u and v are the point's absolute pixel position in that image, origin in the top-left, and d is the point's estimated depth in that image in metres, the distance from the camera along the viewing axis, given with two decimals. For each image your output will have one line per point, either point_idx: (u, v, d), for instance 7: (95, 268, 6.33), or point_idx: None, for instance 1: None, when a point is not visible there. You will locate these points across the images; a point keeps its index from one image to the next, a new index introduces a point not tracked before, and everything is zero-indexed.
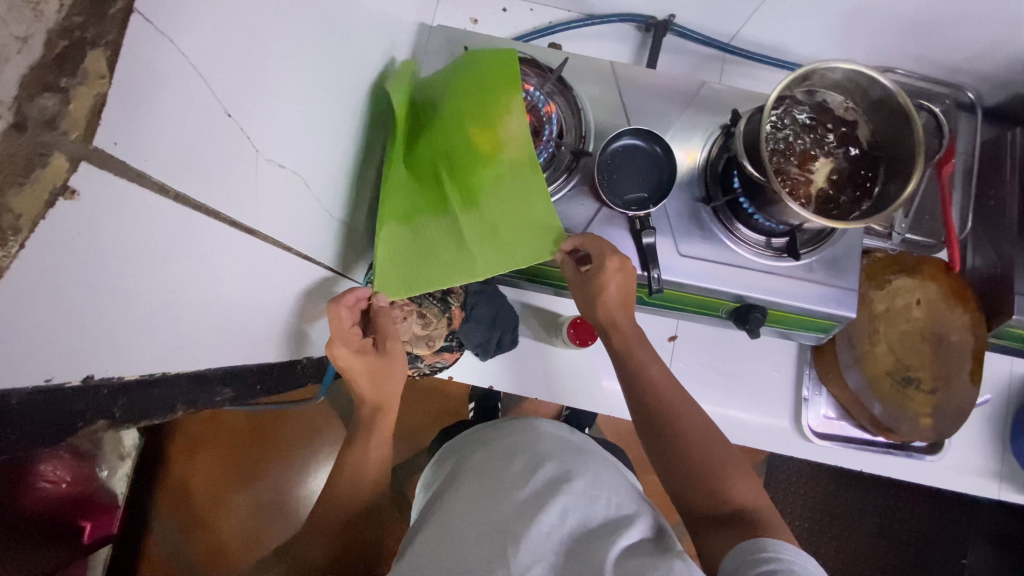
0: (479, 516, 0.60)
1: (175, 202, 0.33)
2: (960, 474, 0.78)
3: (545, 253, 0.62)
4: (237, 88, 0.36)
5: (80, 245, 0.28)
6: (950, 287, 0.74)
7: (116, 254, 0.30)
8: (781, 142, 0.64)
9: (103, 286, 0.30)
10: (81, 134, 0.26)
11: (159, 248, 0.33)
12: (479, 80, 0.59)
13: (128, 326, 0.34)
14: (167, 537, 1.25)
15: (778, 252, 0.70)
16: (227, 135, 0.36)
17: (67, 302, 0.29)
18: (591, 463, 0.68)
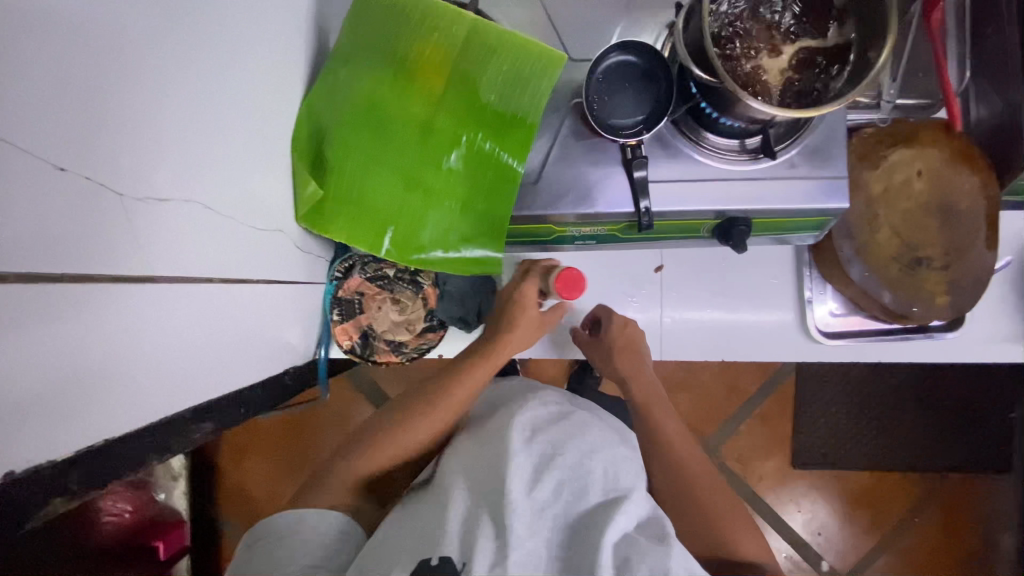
0: (467, 487, 0.57)
1: (5, 283, 0.28)
2: (986, 345, 0.74)
3: (530, 73, 0.59)
4: (91, 143, 0.32)
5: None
6: (955, 149, 0.67)
7: None
8: (733, 33, 0.56)
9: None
10: None
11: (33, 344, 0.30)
12: (381, 79, 0.60)
13: (41, 424, 0.32)
14: (238, 538, 1.32)
15: (753, 154, 0.64)
16: (87, 196, 0.32)
17: None
18: (589, 426, 0.64)
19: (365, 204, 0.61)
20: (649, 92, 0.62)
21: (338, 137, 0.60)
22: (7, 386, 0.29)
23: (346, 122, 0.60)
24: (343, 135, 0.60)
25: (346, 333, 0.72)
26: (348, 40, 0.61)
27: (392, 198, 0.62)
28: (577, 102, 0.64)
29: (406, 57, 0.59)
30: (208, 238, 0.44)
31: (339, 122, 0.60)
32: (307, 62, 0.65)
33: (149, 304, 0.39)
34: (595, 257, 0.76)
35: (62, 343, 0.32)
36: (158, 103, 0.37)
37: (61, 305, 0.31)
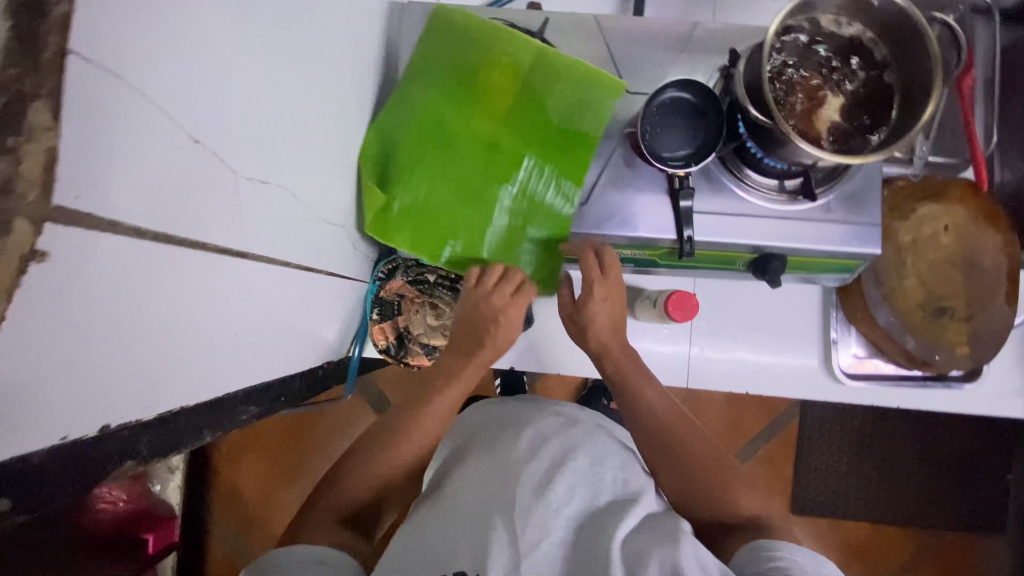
0: (477, 496, 0.56)
1: (153, 244, 0.29)
2: (1002, 399, 0.76)
3: (600, 98, 0.61)
4: (219, 119, 0.34)
5: (77, 315, 0.26)
6: (979, 209, 0.70)
7: (106, 321, 0.28)
8: (786, 79, 0.59)
9: (103, 349, 0.29)
10: (40, 193, 0.22)
11: (149, 303, 0.31)
12: (452, 101, 0.63)
13: (138, 383, 0.33)
14: (228, 540, 1.30)
15: (792, 195, 0.67)
16: (214, 172, 0.34)
17: (73, 374, 0.27)
18: (596, 437, 0.63)
19: (427, 217, 0.65)
20: (701, 127, 0.65)
21: (407, 154, 0.63)
22: (126, 342, 0.30)
23: (416, 140, 0.63)
24: (412, 153, 0.63)
25: (383, 334, 0.74)
26: (421, 61, 0.64)
27: (454, 211, 0.65)
28: (629, 131, 0.67)
29: (477, 84, 0.63)
30: (289, 223, 0.46)
31: (408, 140, 0.63)
32: (376, 72, 0.68)
33: (240, 282, 0.41)
34: (628, 281, 0.78)
35: (173, 308, 0.33)
36: (269, 93, 0.40)
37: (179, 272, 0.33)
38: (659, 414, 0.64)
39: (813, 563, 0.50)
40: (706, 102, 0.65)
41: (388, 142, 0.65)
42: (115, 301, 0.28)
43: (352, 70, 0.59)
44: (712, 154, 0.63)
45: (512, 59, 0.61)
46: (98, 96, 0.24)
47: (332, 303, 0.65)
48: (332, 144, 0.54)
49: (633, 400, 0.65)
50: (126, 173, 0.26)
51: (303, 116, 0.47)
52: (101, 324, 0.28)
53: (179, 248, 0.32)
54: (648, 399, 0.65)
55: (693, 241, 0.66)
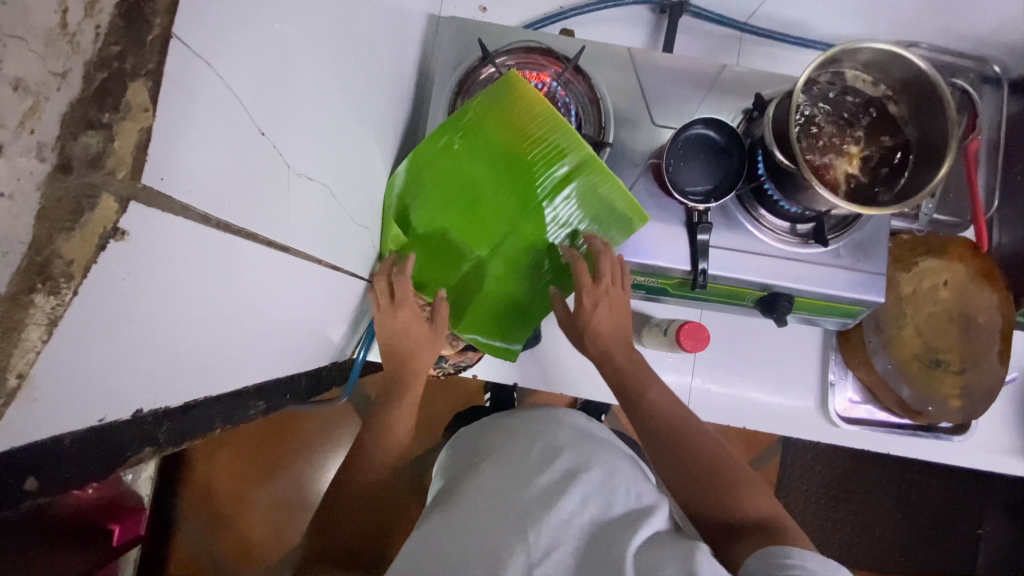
0: (490, 510, 0.56)
1: (216, 230, 0.29)
2: (986, 453, 0.78)
3: (631, 218, 0.63)
4: (279, 113, 0.34)
5: (137, 296, 0.26)
6: (978, 267, 0.73)
7: (160, 304, 0.28)
8: (810, 127, 0.62)
9: (153, 331, 0.28)
10: (129, 172, 0.22)
11: (200, 291, 0.31)
12: (484, 172, 0.60)
13: (173, 369, 0.33)
14: (195, 535, 1.26)
15: (804, 238, 0.69)
16: (271, 165, 0.34)
17: (120, 355, 0.27)
18: (610, 454, 0.65)
19: (441, 269, 0.67)
20: (723, 164, 0.66)
21: (430, 203, 0.63)
22: (173, 326, 0.30)
23: (440, 192, 0.63)
24: (434, 204, 0.63)
25: (374, 295, 0.66)
26: (468, 113, 0.58)
27: (467, 274, 0.67)
28: (652, 162, 0.69)
29: (519, 164, 0.59)
30: (325, 221, 0.46)
31: (433, 191, 0.63)
32: (409, 79, 0.68)
33: (277, 276, 0.40)
34: (636, 307, 0.79)
35: (219, 297, 0.33)
36: (322, 92, 0.40)
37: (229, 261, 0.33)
38: (663, 414, 0.64)
39: (829, 568, 0.46)
40: (730, 140, 0.66)
41: (413, 182, 0.63)
42: (171, 286, 0.28)
43: (390, 76, 0.59)
44: (731, 193, 0.65)
45: (546, 141, 0.57)
46: (190, 80, 0.24)
47: (345, 304, 0.64)
48: (367, 147, 0.55)
49: (640, 402, 0.65)
50: (202, 157, 0.26)
51: (347, 117, 0.47)
52: (156, 307, 0.27)
53: (236, 237, 0.31)
54: (654, 402, 0.65)
55: (707, 274, 0.67)
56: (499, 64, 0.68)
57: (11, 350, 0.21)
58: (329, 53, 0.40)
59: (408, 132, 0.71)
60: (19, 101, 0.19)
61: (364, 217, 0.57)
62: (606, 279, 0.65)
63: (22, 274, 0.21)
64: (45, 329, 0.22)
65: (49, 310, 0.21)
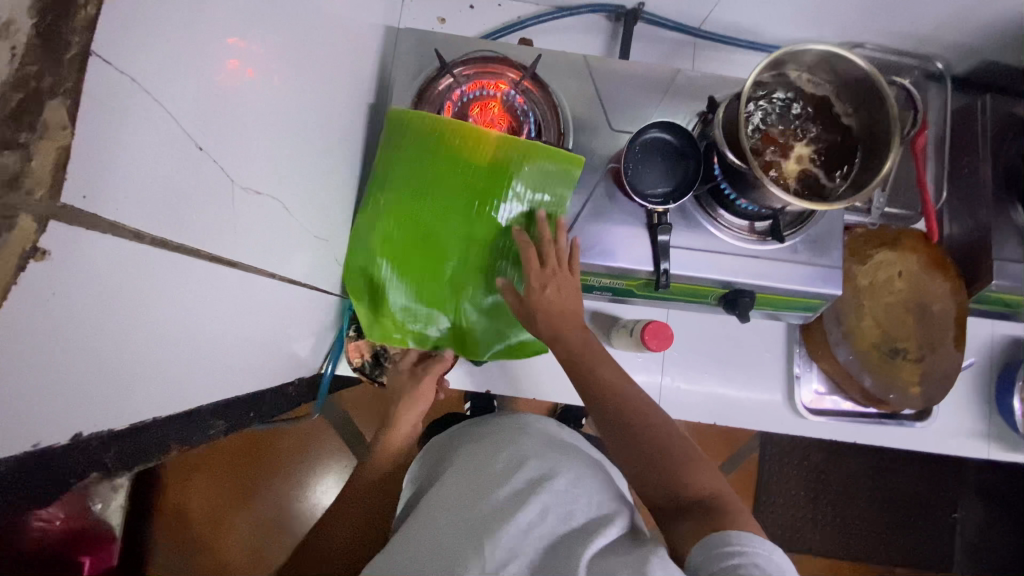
0: (456, 522, 0.57)
1: (150, 247, 0.29)
2: (950, 438, 0.80)
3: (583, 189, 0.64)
4: (221, 128, 0.34)
5: (64, 316, 0.25)
6: (931, 257, 0.76)
7: (96, 324, 0.27)
8: (759, 128, 0.64)
9: (87, 351, 0.28)
10: (48, 190, 0.22)
11: (138, 310, 0.30)
12: (435, 189, 0.63)
13: (114, 394, 0.32)
14: (170, 562, 1.23)
15: (762, 235, 0.70)
16: (213, 181, 0.33)
17: (51, 378, 0.26)
18: (576, 461, 0.65)
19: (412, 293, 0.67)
20: (679, 166, 0.68)
21: (390, 236, 0.65)
22: (110, 345, 0.29)
23: (397, 223, 0.64)
24: (394, 236, 0.65)
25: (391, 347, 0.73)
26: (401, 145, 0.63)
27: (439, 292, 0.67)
28: (612, 166, 0.70)
29: (461, 172, 0.63)
30: (279, 236, 0.46)
31: (390, 224, 0.65)
32: (368, 92, 0.69)
33: (225, 294, 0.40)
34: (605, 310, 0.80)
35: (160, 314, 0.32)
36: (268, 107, 0.40)
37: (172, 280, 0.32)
38: (618, 394, 0.62)
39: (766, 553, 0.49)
40: (686, 143, 0.68)
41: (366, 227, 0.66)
42: (105, 304, 0.27)
43: (345, 89, 0.60)
44: (687, 194, 0.66)
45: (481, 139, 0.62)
46: (116, 98, 0.24)
47: (308, 319, 0.63)
48: (323, 160, 0.54)
49: (594, 382, 0.63)
50: (130, 173, 0.26)
51: (299, 131, 0.47)
52: (86, 327, 0.27)
53: (173, 253, 0.31)
54: (603, 376, 0.62)
55: (669, 274, 0.68)
56: (457, 75, 0.68)
57: None
58: (275, 67, 0.40)
59: (369, 145, 0.71)
60: None
61: (323, 231, 0.57)
62: (552, 259, 0.62)
63: None
64: None
65: None
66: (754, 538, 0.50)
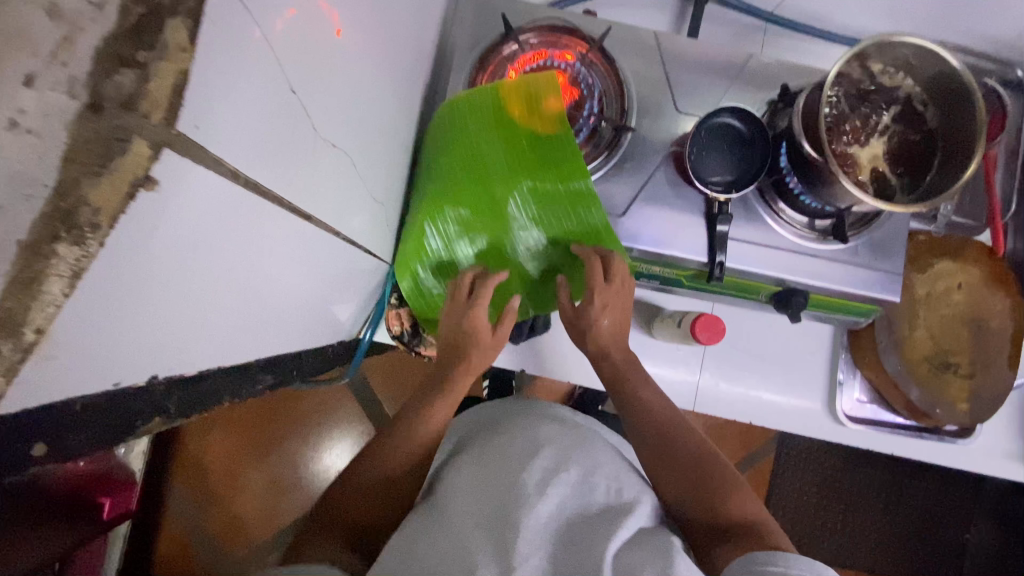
0: (481, 503, 0.58)
1: (243, 188, 0.27)
2: (989, 458, 0.78)
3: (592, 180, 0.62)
4: (311, 73, 0.32)
5: (158, 254, 0.24)
6: (993, 271, 0.73)
7: (181, 266, 0.26)
8: (836, 122, 0.61)
9: (173, 294, 0.27)
10: (164, 117, 0.20)
11: (218, 254, 0.29)
12: (473, 169, 0.62)
13: (187, 342, 0.31)
14: (185, 511, 1.25)
15: (821, 234, 0.68)
16: (300, 130, 0.32)
17: (136, 317, 0.25)
18: (590, 445, 0.66)
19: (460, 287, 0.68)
20: (745, 154, 0.65)
21: (434, 223, 0.63)
22: (192, 290, 0.28)
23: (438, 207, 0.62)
24: (442, 218, 0.63)
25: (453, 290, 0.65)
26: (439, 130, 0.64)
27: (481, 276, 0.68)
28: (674, 150, 0.67)
29: (503, 139, 0.61)
30: (344, 194, 0.44)
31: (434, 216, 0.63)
32: (430, 53, 0.66)
33: (293, 244, 0.39)
34: (647, 299, 0.78)
35: (236, 263, 0.31)
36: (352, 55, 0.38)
37: (252, 228, 0.31)
38: (654, 414, 0.67)
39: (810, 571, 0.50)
40: (751, 130, 0.65)
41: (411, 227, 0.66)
42: (191, 248, 0.26)
43: (411, 46, 0.57)
44: (752, 184, 0.64)
45: (521, 110, 0.60)
46: (230, 28, 0.23)
47: (354, 283, 0.62)
48: (387, 117, 0.52)
49: (629, 398, 0.69)
50: (234, 110, 0.24)
51: (373, 83, 0.45)
52: (176, 270, 0.26)
53: (259, 199, 0.30)
54: (642, 396, 0.69)
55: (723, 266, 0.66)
56: (522, 41, 0.65)
57: (30, 301, 0.19)
58: (360, 11, 0.38)
59: (424, 109, 0.69)
60: (54, 29, 0.17)
61: (378, 192, 0.55)
62: (617, 279, 0.65)
63: (45, 218, 0.19)
64: (69, 282, 0.20)
65: (74, 260, 0.20)
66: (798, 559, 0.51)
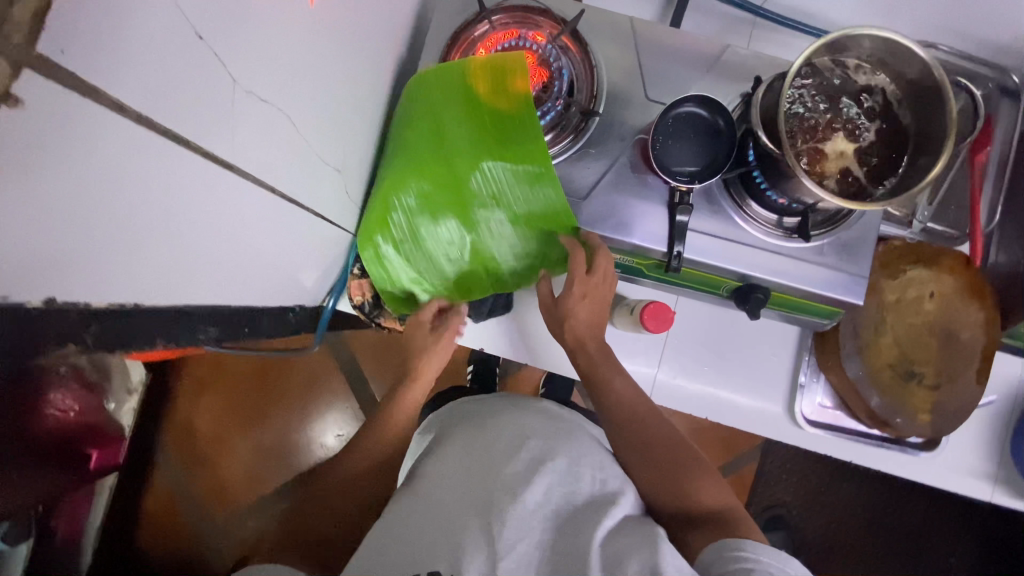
0: (476, 497, 0.61)
1: (135, 122, 0.29)
2: (954, 474, 0.76)
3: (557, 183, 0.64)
4: (231, 25, 0.33)
5: (42, 176, 0.25)
6: (968, 282, 0.71)
7: (67, 193, 0.27)
8: (800, 115, 0.60)
9: (67, 217, 0.28)
10: (24, 38, 0.22)
11: (115, 185, 0.30)
12: (436, 141, 0.63)
13: (92, 269, 0.33)
14: (171, 470, 1.29)
15: (787, 232, 0.67)
16: (210, 77, 0.33)
17: (23, 236, 0.26)
18: (575, 436, 0.68)
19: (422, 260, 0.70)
20: (710, 145, 0.65)
21: (396, 193, 0.64)
22: (89, 219, 0.30)
23: (400, 178, 0.64)
24: (403, 188, 0.64)
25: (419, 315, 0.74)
26: (408, 101, 0.65)
27: (443, 250, 0.69)
28: (640, 138, 0.67)
29: (468, 113, 0.62)
30: (281, 153, 0.46)
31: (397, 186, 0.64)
32: (405, 29, 0.67)
33: (219, 192, 0.40)
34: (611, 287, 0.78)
35: (141, 198, 0.32)
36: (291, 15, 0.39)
37: (156, 165, 0.32)
38: (624, 403, 0.70)
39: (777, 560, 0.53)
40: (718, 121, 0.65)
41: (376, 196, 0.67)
42: (79, 175, 0.27)
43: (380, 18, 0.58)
44: (716, 175, 0.64)
45: (486, 86, 0.61)
46: None
47: (315, 249, 0.64)
48: (346, 85, 0.53)
49: (603, 388, 0.72)
50: (115, 44, 0.26)
51: (323, 47, 0.46)
52: (67, 195, 0.27)
53: (157, 138, 0.31)
54: (615, 386, 0.71)
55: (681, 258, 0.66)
56: (494, 20, 0.66)
57: None
58: None
59: (399, 84, 0.71)
60: None
61: (335, 159, 0.57)
62: (598, 272, 0.68)
63: None
64: None
65: None
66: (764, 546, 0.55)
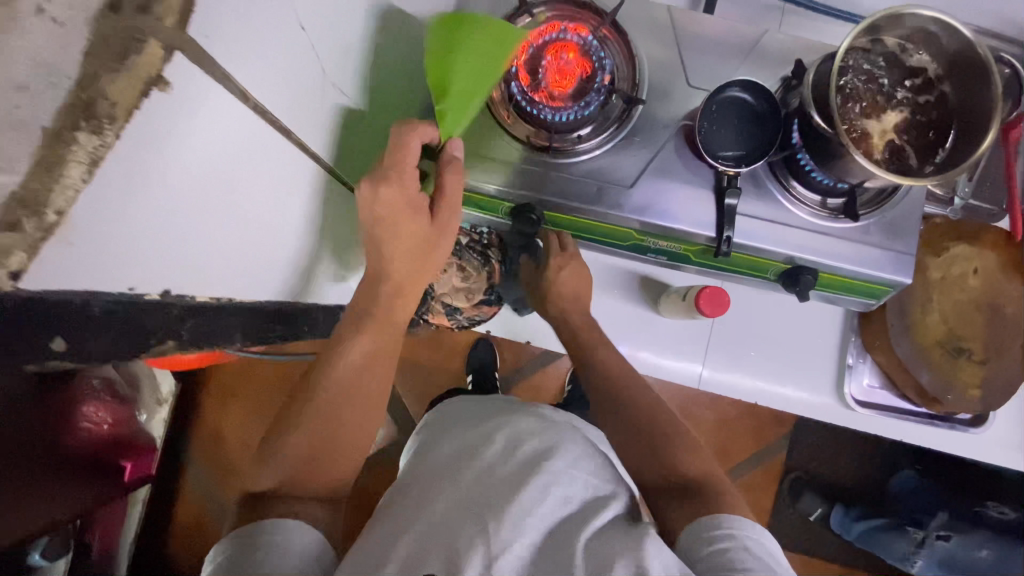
0: (461, 502, 0.54)
1: None
2: (1002, 448, 0.77)
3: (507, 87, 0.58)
4: None
5: (159, 163, 0.28)
6: (1012, 257, 0.71)
7: (165, 184, 0.30)
8: (848, 95, 0.61)
9: (167, 206, 0.31)
10: (175, 20, 0.25)
11: (200, 177, 0.32)
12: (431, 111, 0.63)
13: (188, 264, 0.36)
14: (201, 479, 1.29)
15: (834, 213, 0.67)
16: None
17: (135, 226, 0.29)
18: (573, 437, 0.62)
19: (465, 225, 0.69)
20: (755, 129, 0.65)
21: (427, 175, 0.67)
22: (182, 209, 0.32)
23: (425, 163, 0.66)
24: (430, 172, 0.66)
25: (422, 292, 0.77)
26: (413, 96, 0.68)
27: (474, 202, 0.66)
28: (685, 124, 0.68)
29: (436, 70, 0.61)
30: None
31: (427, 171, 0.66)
32: None
33: (266, 183, 0.41)
34: (654, 275, 0.79)
35: (214, 188, 0.35)
36: None
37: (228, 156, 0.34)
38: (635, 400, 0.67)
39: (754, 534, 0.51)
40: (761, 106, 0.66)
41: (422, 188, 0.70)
42: (181, 165, 0.30)
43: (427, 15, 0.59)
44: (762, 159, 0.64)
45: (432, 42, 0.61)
46: None
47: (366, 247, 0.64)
48: None
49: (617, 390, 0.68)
50: None
51: None
52: (164, 190, 0.30)
53: None
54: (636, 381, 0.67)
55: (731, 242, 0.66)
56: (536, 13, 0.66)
57: (53, 183, 0.23)
58: None
59: None
60: None
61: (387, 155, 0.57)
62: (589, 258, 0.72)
63: (69, 108, 0.22)
64: (91, 168, 0.24)
65: (94, 147, 0.24)
66: (748, 524, 0.52)
